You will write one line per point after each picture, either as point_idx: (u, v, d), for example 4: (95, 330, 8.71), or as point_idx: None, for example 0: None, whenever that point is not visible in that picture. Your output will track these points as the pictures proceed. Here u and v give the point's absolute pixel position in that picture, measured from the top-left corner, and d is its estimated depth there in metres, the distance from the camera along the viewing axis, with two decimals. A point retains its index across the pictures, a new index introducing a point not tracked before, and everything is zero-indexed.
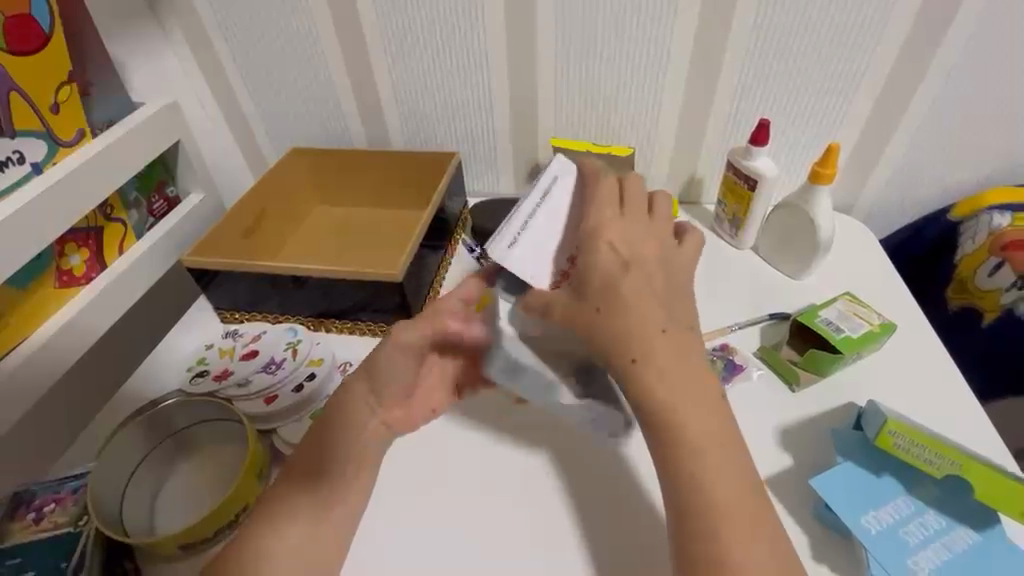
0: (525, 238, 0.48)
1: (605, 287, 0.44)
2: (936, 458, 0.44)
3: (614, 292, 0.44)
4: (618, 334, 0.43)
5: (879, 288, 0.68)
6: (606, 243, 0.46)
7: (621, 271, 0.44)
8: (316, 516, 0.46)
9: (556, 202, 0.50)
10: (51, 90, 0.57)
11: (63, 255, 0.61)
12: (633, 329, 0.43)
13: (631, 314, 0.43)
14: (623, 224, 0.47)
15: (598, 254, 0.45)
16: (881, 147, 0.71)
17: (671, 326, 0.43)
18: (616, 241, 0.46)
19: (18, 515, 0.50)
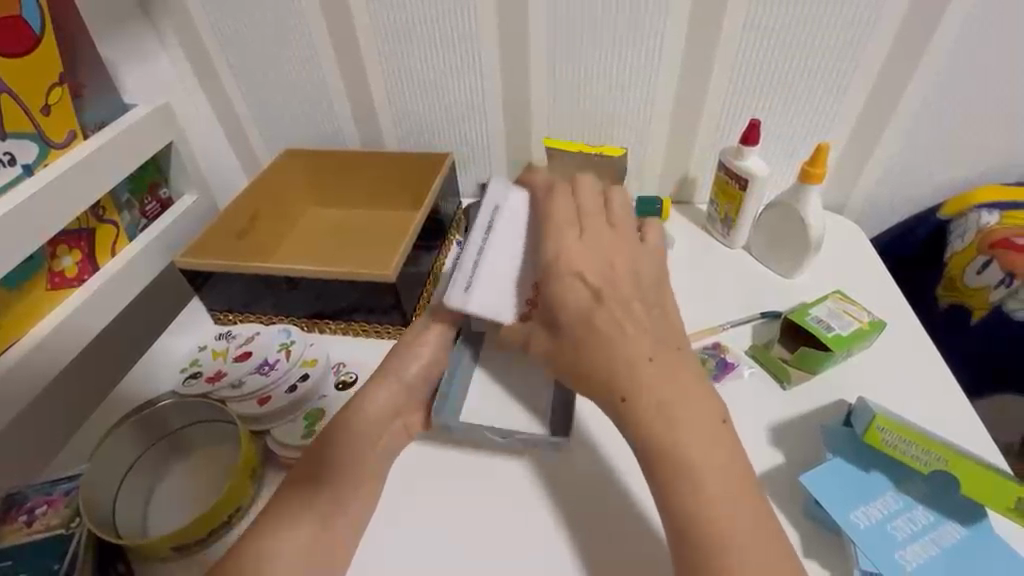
0: (480, 273, 0.54)
1: (584, 323, 0.48)
2: (923, 454, 0.44)
3: (592, 331, 0.47)
4: (605, 368, 0.45)
5: (871, 287, 0.68)
6: (574, 276, 0.50)
7: (598, 299, 0.48)
8: (313, 516, 0.46)
9: (499, 234, 0.57)
10: (43, 92, 0.57)
11: (55, 256, 0.60)
12: (617, 355, 0.45)
13: (617, 346, 0.46)
14: (585, 249, 0.52)
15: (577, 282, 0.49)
16: (872, 146, 0.71)
17: (658, 352, 0.45)
18: (588, 274, 0.50)
19: (10, 516, 0.49)
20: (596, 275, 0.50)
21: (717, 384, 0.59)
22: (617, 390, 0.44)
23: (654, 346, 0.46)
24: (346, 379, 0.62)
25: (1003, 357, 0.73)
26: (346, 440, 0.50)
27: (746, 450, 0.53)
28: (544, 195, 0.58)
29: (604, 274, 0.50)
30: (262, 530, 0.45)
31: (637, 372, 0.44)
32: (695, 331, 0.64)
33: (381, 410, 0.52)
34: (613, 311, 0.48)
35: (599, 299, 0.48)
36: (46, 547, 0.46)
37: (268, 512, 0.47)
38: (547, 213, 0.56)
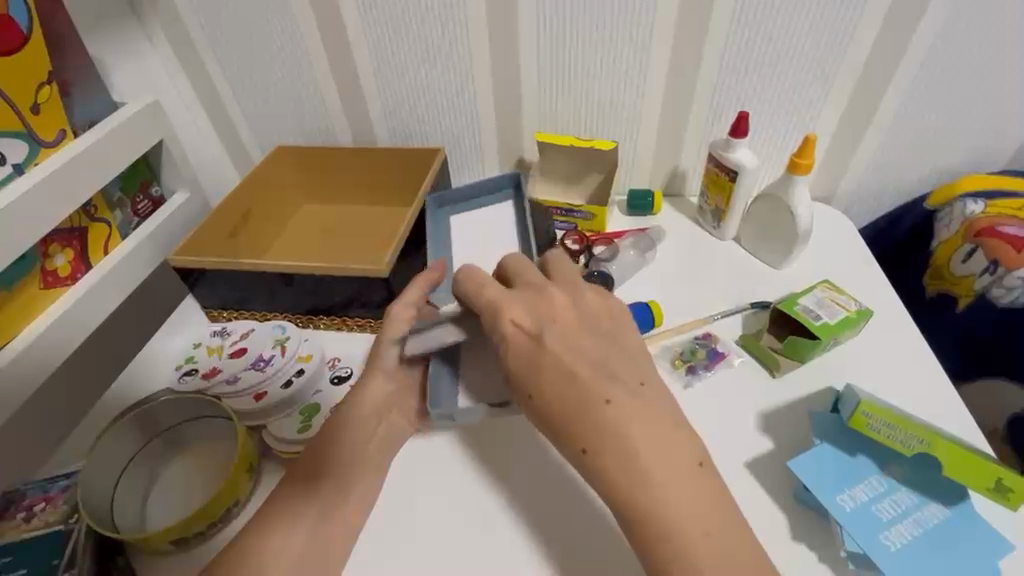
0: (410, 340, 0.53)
1: (529, 369, 0.44)
2: (906, 437, 0.45)
3: (544, 374, 0.43)
4: (571, 409, 0.41)
5: (860, 276, 0.69)
6: (508, 323, 0.47)
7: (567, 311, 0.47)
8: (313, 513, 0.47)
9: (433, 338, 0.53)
10: (30, 90, 0.56)
11: (48, 255, 0.60)
12: (583, 382, 0.42)
13: (577, 378, 0.42)
14: (520, 300, 0.48)
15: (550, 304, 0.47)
16: (858, 137, 0.72)
17: (617, 397, 0.41)
18: (520, 315, 0.47)
19: (7, 515, 0.49)
20: (531, 319, 0.47)
21: (709, 372, 0.60)
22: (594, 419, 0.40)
23: (618, 389, 0.42)
24: (340, 374, 0.62)
25: (994, 349, 0.71)
26: (344, 439, 0.51)
27: (735, 436, 0.54)
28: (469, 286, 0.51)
29: (540, 315, 0.47)
30: (263, 529, 0.46)
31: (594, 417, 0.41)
32: (685, 321, 0.66)
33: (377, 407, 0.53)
34: (567, 344, 0.44)
35: (539, 338, 0.45)
36: (45, 544, 0.46)
37: (267, 510, 0.47)
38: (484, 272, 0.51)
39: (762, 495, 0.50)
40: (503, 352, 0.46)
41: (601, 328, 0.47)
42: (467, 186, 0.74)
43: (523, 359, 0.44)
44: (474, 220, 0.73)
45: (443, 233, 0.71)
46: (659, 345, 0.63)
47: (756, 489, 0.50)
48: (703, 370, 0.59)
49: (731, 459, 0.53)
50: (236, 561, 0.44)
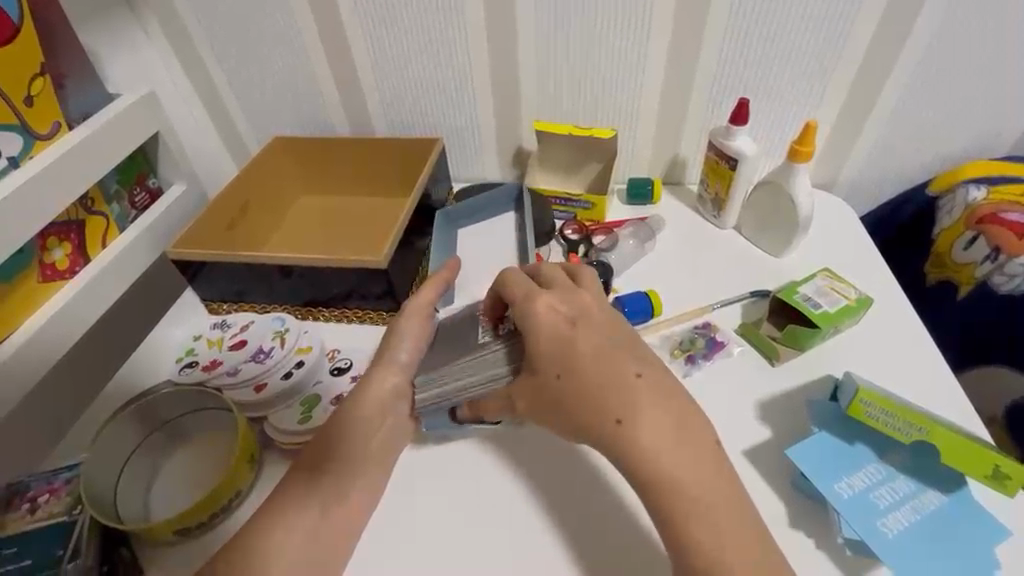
0: (429, 377, 0.52)
1: (563, 353, 0.45)
2: (905, 426, 0.45)
3: (576, 359, 0.44)
4: (581, 398, 0.43)
5: (860, 264, 0.69)
6: (543, 305, 0.47)
7: (588, 312, 0.47)
8: (317, 508, 0.47)
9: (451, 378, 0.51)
10: (24, 82, 0.56)
11: (46, 249, 0.60)
12: (611, 363, 0.44)
13: (604, 360, 0.44)
14: (553, 288, 0.49)
15: (583, 299, 0.48)
16: (859, 125, 0.72)
17: (646, 371, 0.44)
18: (555, 300, 0.48)
19: (12, 506, 0.49)
20: (566, 307, 0.47)
21: (707, 362, 0.60)
22: (613, 392, 0.43)
23: (648, 366, 0.44)
24: (340, 365, 0.62)
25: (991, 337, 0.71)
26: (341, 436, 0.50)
27: (733, 424, 0.55)
28: (513, 287, 0.50)
29: (575, 302, 0.48)
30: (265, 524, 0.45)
31: (625, 385, 0.43)
32: (684, 310, 0.66)
33: (382, 404, 0.51)
34: (588, 334, 0.45)
35: (574, 324, 0.46)
36: (50, 535, 0.47)
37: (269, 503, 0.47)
38: (518, 272, 0.51)
39: (759, 482, 0.50)
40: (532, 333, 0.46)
41: (601, 320, 0.47)
42: (476, 199, 0.75)
43: (537, 345, 0.46)
44: (478, 232, 0.74)
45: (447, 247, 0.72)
46: (658, 335, 0.63)
47: (754, 478, 0.50)
48: (701, 359, 0.59)
49: (729, 448, 0.53)
50: (241, 561, 0.43)
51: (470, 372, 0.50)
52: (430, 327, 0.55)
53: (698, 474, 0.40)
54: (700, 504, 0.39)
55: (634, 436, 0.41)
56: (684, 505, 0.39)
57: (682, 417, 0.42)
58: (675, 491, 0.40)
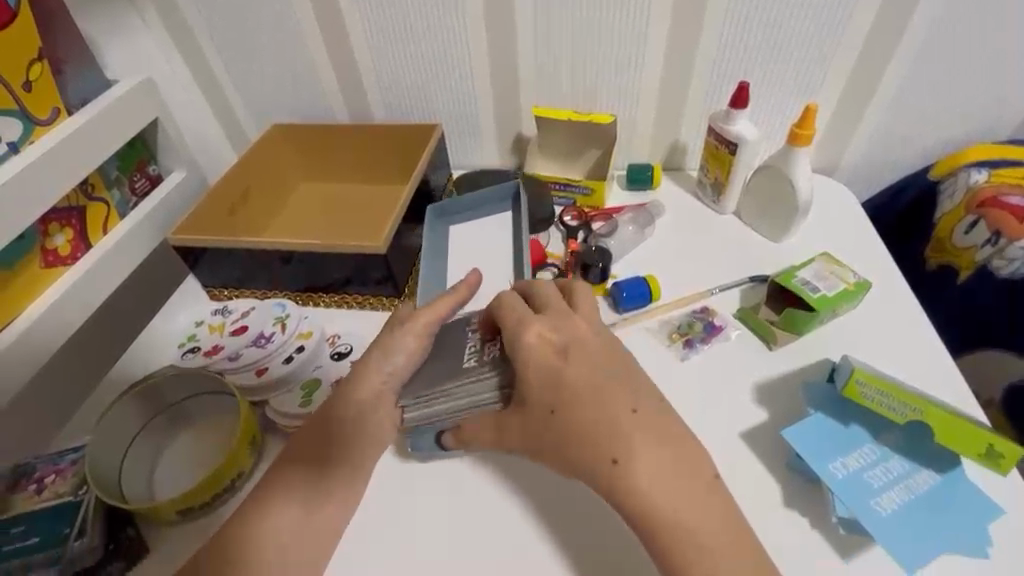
0: (420, 399, 0.51)
1: (553, 386, 0.45)
2: (899, 406, 0.45)
3: (572, 393, 0.44)
4: (574, 439, 0.43)
5: (859, 247, 0.69)
6: (535, 333, 0.48)
7: (581, 338, 0.47)
8: (306, 493, 0.47)
9: (445, 401, 0.50)
10: (22, 67, 0.56)
11: (48, 234, 0.60)
12: (605, 400, 0.44)
13: (599, 401, 0.44)
14: (545, 314, 0.49)
15: (577, 326, 0.48)
16: (860, 109, 0.71)
17: (641, 405, 0.44)
18: (546, 328, 0.48)
19: (20, 486, 0.50)
20: (558, 335, 0.48)
21: (705, 345, 0.60)
22: (610, 430, 0.42)
23: (641, 398, 0.44)
24: (341, 350, 0.63)
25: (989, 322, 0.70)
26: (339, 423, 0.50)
27: (729, 406, 0.55)
28: (507, 311, 0.50)
29: (568, 328, 0.48)
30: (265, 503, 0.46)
31: (621, 422, 0.43)
32: (682, 295, 0.66)
33: (381, 390, 0.50)
34: (579, 365, 0.46)
35: (565, 354, 0.46)
36: (57, 514, 0.47)
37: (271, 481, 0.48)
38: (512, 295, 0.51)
39: (755, 462, 0.51)
40: (525, 364, 0.47)
41: (591, 347, 0.47)
42: (475, 195, 0.73)
43: (530, 379, 0.46)
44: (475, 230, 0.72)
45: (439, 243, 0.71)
46: (655, 320, 0.63)
47: (749, 460, 0.51)
48: (698, 343, 0.60)
49: (725, 430, 0.53)
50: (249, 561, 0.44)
51: (467, 395, 0.50)
52: (426, 344, 0.53)
53: (689, 501, 0.40)
54: (694, 534, 0.39)
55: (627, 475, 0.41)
56: (677, 538, 0.39)
57: (678, 447, 0.42)
58: (673, 528, 0.39)
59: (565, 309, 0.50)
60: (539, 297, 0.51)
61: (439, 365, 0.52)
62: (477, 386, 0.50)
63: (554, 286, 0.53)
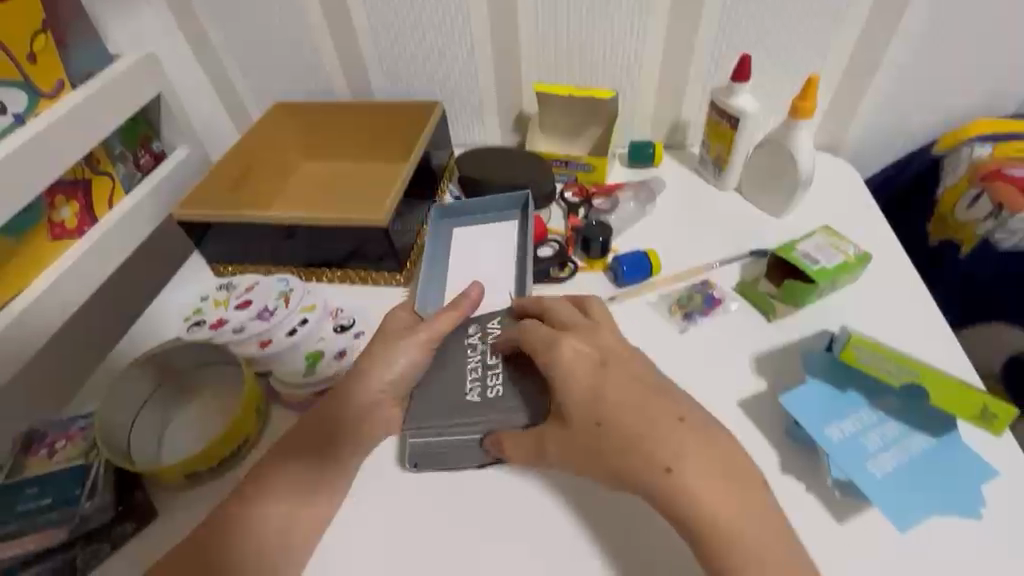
0: (424, 414, 0.52)
1: (594, 397, 0.46)
2: (895, 369, 0.46)
3: (617, 403, 0.45)
4: (621, 452, 0.43)
5: (860, 221, 0.69)
6: (570, 349, 0.49)
7: (612, 354, 0.49)
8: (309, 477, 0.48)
9: (449, 420, 0.52)
10: (25, 39, 0.57)
11: (54, 207, 0.61)
12: (653, 409, 0.45)
13: (648, 410, 0.45)
14: (573, 331, 0.51)
15: (606, 341, 0.50)
16: (864, 82, 0.71)
17: (687, 415, 0.45)
18: (580, 343, 0.49)
19: (32, 450, 0.52)
20: (591, 348, 0.50)
21: (705, 318, 0.60)
22: (663, 440, 0.43)
23: (685, 407, 0.46)
24: (343, 322, 0.63)
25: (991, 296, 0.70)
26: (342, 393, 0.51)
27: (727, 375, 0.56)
28: (535, 330, 0.51)
29: (598, 344, 0.50)
30: (269, 484, 0.48)
31: (670, 429, 0.43)
32: (682, 269, 0.66)
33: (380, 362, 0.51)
34: (618, 375, 0.47)
35: (603, 365, 0.48)
36: (68, 477, 0.49)
37: (272, 463, 0.49)
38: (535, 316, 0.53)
39: (754, 431, 0.51)
40: (564, 379, 0.48)
41: (626, 358, 0.49)
42: (478, 201, 0.71)
43: (573, 393, 0.47)
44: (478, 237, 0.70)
45: (440, 248, 0.69)
46: (655, 293, 0.64)
47: (748, 428, 0.51)
48: (699, 316, 0.60)
49: (724, 399, 0.54)
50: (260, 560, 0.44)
51: (474, 413, 0.52)
52: (425, 360, 0.54)
53: (740, 507, 0.40)
54: (738, 530, 0.40)
55: (682, 485, 0.41)
56: (726, 541, 0.39)
57: (724, 454, 0.43)
58: (723, 528, 0.40)
59: (591, 325, 0.52)
60: (560, 314, 0.53)
61: (447, 377, 0.54)
62: (482, 407, 0.52)
63: (570, 304, 0.55)
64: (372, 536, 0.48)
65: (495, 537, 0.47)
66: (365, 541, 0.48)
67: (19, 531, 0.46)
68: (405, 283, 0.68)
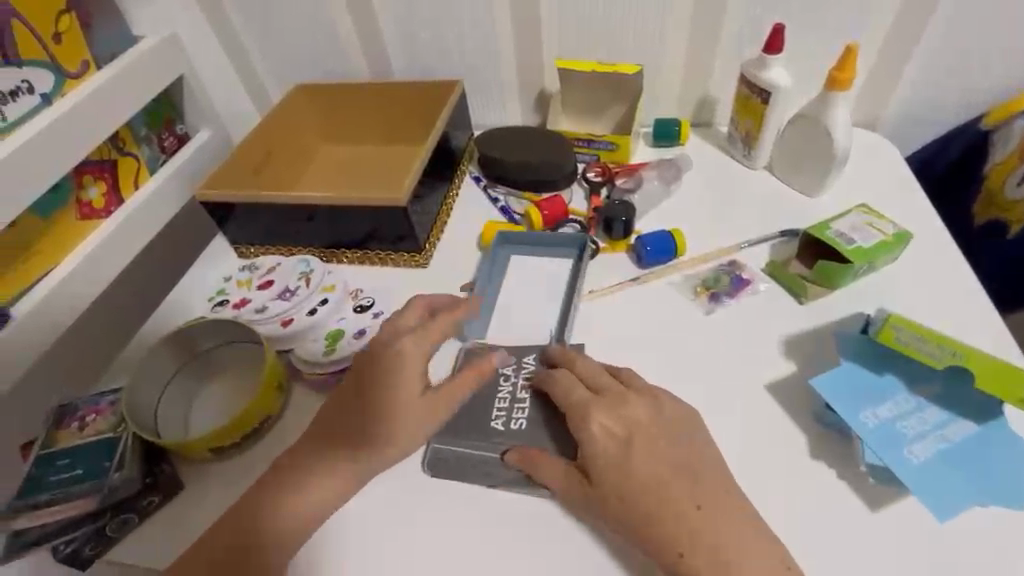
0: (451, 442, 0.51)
1: (618, 477, 0.44)
2: (937, 350, 0.43)
3: (636, 487, 0.43)
4: (640, 533, 0.42)
5: (897, 199, 0.66)
6: (598, 426, 0.46)
7: (641, 424, 0.46)
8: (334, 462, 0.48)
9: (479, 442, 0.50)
10: (51, 20, 0.57)
11: (82, 186, 0.63)
12: (665, 497, 0.42)
13: (663, 493, 0.42)
14: (603, 400, 0.48)
15: (631, 412, 0.46)
16: (905, 52, 0.67)
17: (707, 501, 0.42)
18: (608, 419, 0.46)
19: (63, 424, 0.53)
20: (617, 421, 0.46)
21: (732, 300, 0.58)
22: (675, 524, 0.41)
23: (706, 473, 0.44)
24: (363, 303, 0.63)
25: None
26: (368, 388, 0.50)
27: (755, 359, 0.54)
28: (561, 392, 0.49)
29: (626, 418, 0.46)
30: (281, 485, 0.48)
31: (682, 516, 0.41)
32: (710, 249, 0.64)
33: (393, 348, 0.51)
34: (644, 456, 0.44)
35: (628, 445, 0.45)
36: (97, 449, 0.51)
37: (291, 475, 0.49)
38: (557, 376, 0.50)
39: (781, 416, 0.49)
40: (586, 454, 0.45)
41: (658, 436, 0.45)
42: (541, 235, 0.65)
43: (595, 472, 0.44)
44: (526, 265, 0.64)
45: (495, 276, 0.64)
46: (679, 274, 0.62)
47: (776, 413, 0.50)
48: (725, 298, 0.58)
49: (749, 383, 0.52)
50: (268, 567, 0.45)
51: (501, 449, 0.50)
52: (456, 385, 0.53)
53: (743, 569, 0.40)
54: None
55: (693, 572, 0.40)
56: None
57: (734, 513, 0.42)
58: None
59: (621, 391, 0.48)
60: (586, 374, 0.50)
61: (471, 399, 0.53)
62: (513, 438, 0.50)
63: (598, 369, 0.51)
64: (378, 512, 0.49)
65: (494, 517, 0.47)
66: (380, 521, 0.48)
67: (52, 499, 0.48)
68: (423, 263, 0.67)
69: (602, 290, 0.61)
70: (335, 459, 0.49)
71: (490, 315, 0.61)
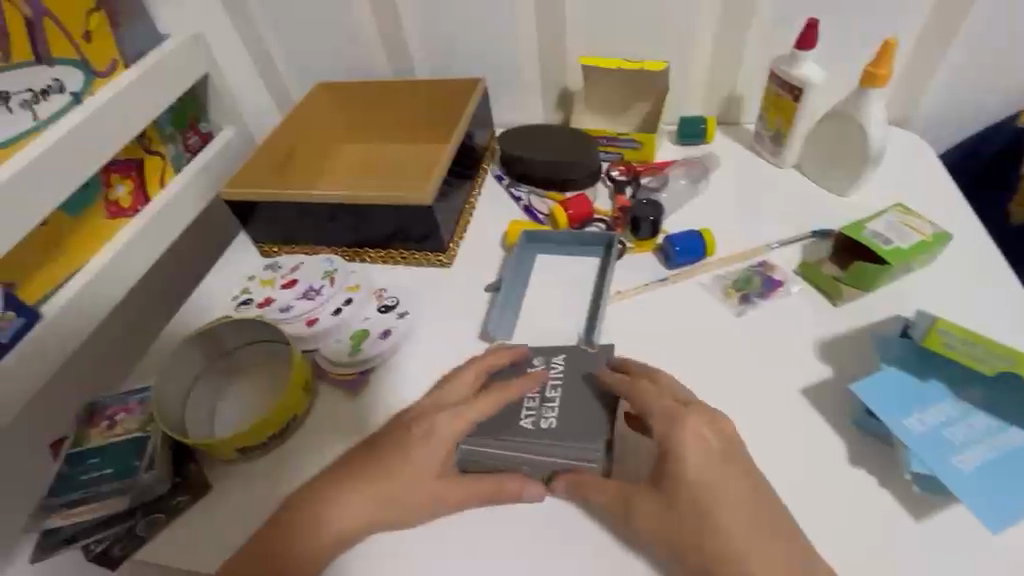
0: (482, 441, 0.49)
1: (711, 493, 0.42)
2: (988, 355, 0.42)
3: (718, 507, 0.41)
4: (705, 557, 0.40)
5: (936, 199, 0.64)
6: (692, 432, 0.44)
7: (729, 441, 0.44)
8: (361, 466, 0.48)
9: (509, 445, 0.49)
10: (81, 19, 0.58)
11: (110, 185, 0.64)
12: (716, 528, 0.41)
13: (735, 518, 0.41)
14: (696, 408, 0.46)
15: (722, 426, 0.45)
16: (941, 48, 0.65)
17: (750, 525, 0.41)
18: (704, 427, 0.44)
19: (94, 421, 0.54)
20: (714, 433, 0.44)
21: (764, 302, 0.57)
22: (711, 549, 0.40)
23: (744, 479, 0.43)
24: (387, 303, 0.62)
25: None
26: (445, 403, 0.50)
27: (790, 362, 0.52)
28: (653, 398, 0.47)
29: (722, 432, 0.44)
30: (324, 491, 0.46)
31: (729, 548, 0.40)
32: (741, 250, 0.63)
33: None
34: (735, 478, 0.42)
35: (723, 461, 0.43)
36: (125, 449, 0.51)
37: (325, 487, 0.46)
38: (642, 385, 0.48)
39: (818, 421, 0.48)
40: (677, 460, 0.43)
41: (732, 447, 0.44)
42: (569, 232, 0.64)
43: (685, 486, 0.42)
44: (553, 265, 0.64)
45: (521, 277, 0.64)
46: (708, 275, 0.61)
47: (814, 418, 0.48)
48: (758, 299, 0.57)
49: (784, 387, 0.51)
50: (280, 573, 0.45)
51: (530, 454, 0.48)
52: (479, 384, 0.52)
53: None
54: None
55: None
56: None
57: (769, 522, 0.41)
58: None
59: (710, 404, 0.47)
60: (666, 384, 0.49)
61: None
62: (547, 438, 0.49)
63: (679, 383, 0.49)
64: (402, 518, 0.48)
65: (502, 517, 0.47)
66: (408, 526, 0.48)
67: (84, 496, 0.49)
68: (446, 262, 0.66)
69: (633, 290, 0.60)
70: (377, 464, 0.47)
71: (516, 316, 0.60)
